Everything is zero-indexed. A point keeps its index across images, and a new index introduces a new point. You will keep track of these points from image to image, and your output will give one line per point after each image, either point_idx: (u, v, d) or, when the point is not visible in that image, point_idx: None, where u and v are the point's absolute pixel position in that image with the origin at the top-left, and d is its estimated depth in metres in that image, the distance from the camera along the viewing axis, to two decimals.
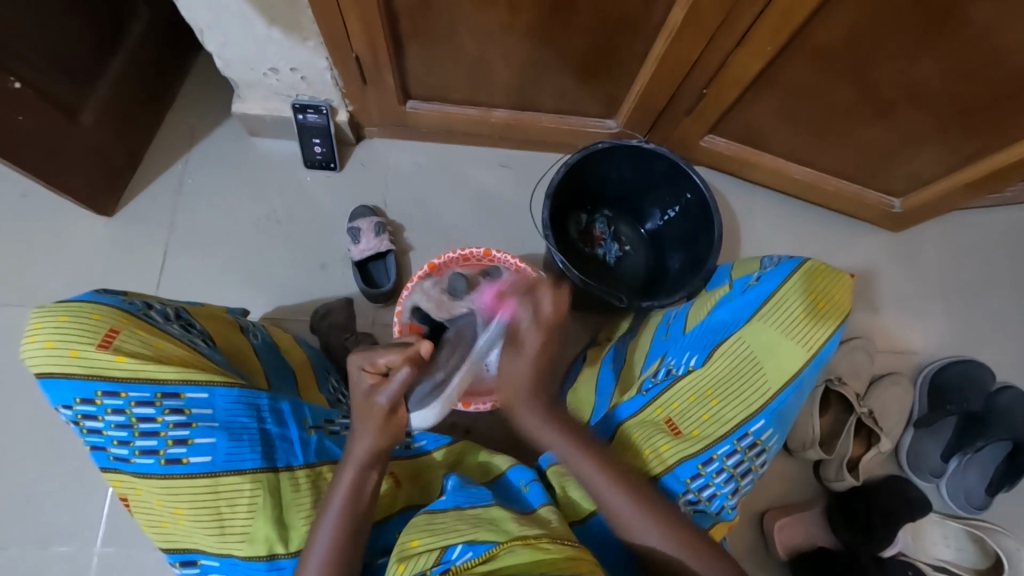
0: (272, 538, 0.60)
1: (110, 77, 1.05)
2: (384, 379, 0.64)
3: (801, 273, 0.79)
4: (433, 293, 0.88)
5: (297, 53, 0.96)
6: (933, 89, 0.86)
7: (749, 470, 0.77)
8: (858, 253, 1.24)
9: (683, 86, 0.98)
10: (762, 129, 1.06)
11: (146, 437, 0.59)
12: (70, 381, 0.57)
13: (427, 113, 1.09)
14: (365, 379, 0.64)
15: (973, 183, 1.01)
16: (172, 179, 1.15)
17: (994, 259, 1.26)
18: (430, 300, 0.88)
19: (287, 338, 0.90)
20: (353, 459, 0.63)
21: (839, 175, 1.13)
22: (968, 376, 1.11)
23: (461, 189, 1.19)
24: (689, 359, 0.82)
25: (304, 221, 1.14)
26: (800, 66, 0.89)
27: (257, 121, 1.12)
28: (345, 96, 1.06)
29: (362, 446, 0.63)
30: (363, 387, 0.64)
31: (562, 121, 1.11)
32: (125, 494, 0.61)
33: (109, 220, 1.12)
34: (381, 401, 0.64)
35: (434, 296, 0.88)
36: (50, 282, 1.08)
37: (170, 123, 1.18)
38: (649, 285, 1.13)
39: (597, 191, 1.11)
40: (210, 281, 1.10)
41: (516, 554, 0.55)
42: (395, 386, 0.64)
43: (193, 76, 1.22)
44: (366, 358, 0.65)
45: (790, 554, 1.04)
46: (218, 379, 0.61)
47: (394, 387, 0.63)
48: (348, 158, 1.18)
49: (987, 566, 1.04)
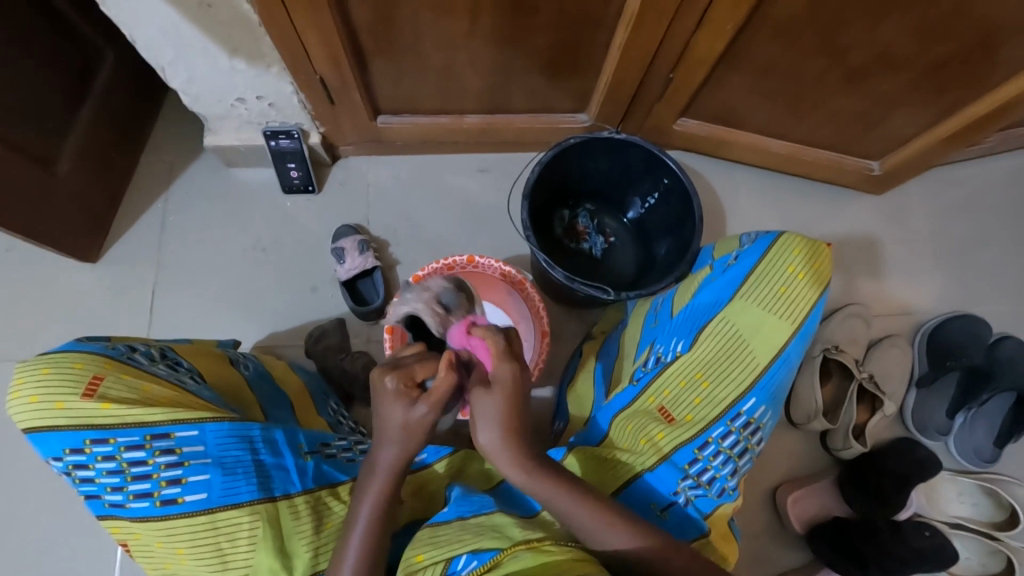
0: (276, 568, 0.61)
1: (81, 124, 1.05)
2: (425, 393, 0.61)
3: (778, 247, 0.79)
4: (433, 305, 0.81)
5: (263, 80, 0.96)
6: (899, 48, 0.86)
7: (746, 449, 0.76)
8: (845, 219, 1.23)
9: (650, 72, 0.98)
10: (735, 106, 1.05)
11: (139, 480, 0.59)
12: (58, 433, 0.57)
13: (399, 126, 1.09)
14: (402, 398, 0.62)
15: (950, 137, 1.01)
16: (154, 218, 1.16)
17: (982, 210, 1.25)
18: (429, 314, 0.80)
19: (279, 365, 0.90)
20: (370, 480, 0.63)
21: (817, 145, 1.13)
22: (966, 332, 1.10)
23: (441, 198, 1.19)
24: (677, 345, 0.81)
25: (288, 246, 1.15)
26: (763, 39, 0.89)
27: (232, 152, 1.13)
28: (315, 118, 1.07)
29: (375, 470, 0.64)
30: (401, 408, 0.61)
31: (534, 120, 1.11)
32: (125, 540, 0.61)
33: (95, 265, 1.13)
34: (422, 412, 0.62)
35: (434, 310, 0.80)
36: (43, 334, 1.09)
37: (146, 163, 1.19)
38: (638, 273, 1.13)
39: (576, 185, 1.11)
40: (201, 315, 1.11)
41: (520, 559, 0.55)
42: (438, 396, 0.61)
43: (165, 115, 1.22)
44: (400, 376, 0.62)
45: (805, 527, 1.04)
46: (208, 415, 0.61)
47: (436, 397, 0.61)
48: (327, 179, 1.19)
49: (1003, 518, 1.03)
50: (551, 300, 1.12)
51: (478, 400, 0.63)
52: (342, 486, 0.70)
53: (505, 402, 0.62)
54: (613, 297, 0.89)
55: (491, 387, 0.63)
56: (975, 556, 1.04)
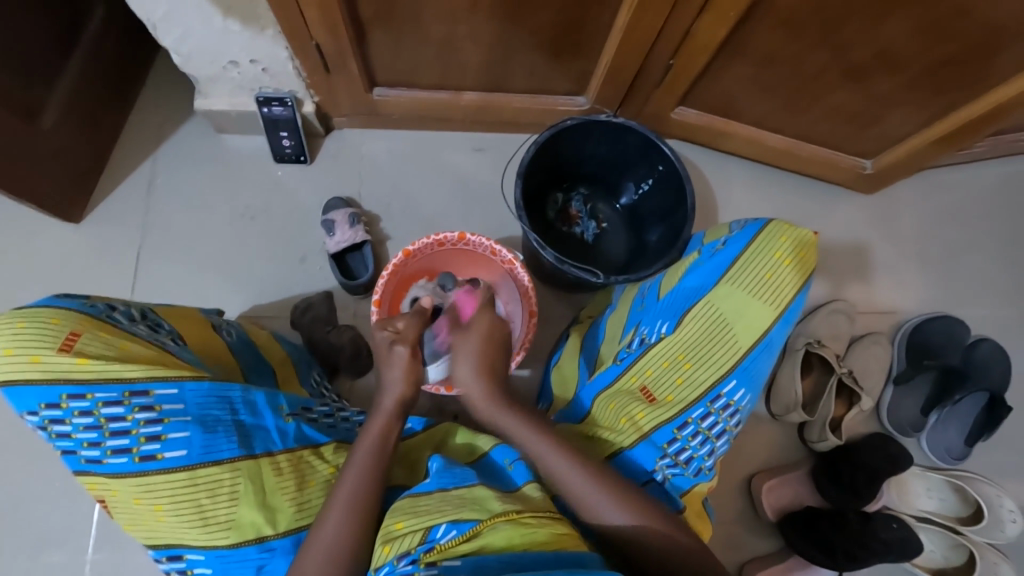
0: (259, 521, 0.61)
1: (67, 80, 1.02)
2: (402, 332, 0.73)
3: (765, 235, 0.79)
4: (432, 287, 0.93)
5: (257, 44, 0.94)
6: (900, 46, 0.86)
7: (723, 431, 0.78)
8: (833, 218, 1.25)
9: (650, 58, 0.97)
10: (733, 96, 1.05)
11: (117, 436, 0.59)
12: (34, 387, 0.57)
13: (395, 99, 1.08)
14: (386, 340, 0.73)
15: (942, 139, 1.02)
16: (140, 180, 1.13)
17: (966, 216, 1.27)
18: (426, 291, 0.92)
19: (265, 335, 0.90)
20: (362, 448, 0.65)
21: (811, 140, 1.13)
22: (943, 333, 1.13)
23: (435, 176, 1.18)
24: (661, 327, 0.83)
25: (278, 216, 1.13)
26: (763, 30, 0.89)
27: (222, 117, 1.11)
28: (310, 86, 1.05)
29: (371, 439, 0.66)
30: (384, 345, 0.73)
31: (533, 100, 1.10)
32: (102, 496, 0.61)
33: (77, 225, 1.10)
34: (399, 350, 0.71)
35: (431, 287, 0.93)
36: (21, 294, 1.06)
37: (133, 124, 1.17)
38: (628, 260, 1.13)
39: (571, 169, 1.11)
40: (185, 282, 1.09)
41: (499, 531, 0.56)
42: (411, 338, 0.73)
43: (155, 75, 1.20)
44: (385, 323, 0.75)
45: (778, 515, 1.06)
46: (187, 374, 0.61)
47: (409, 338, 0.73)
48: (319, 150, 1.17)
49: (969, 513, 1.07)
50: (541, 283, 1.13)
51: (459, 344, 0.78)
52: (325, 446, 0.70)
53: (480, 342, 0.77)
54: (602, 280, 0.90)
55: (469, 329, 0.78)
56: (939, 549, 1.07)
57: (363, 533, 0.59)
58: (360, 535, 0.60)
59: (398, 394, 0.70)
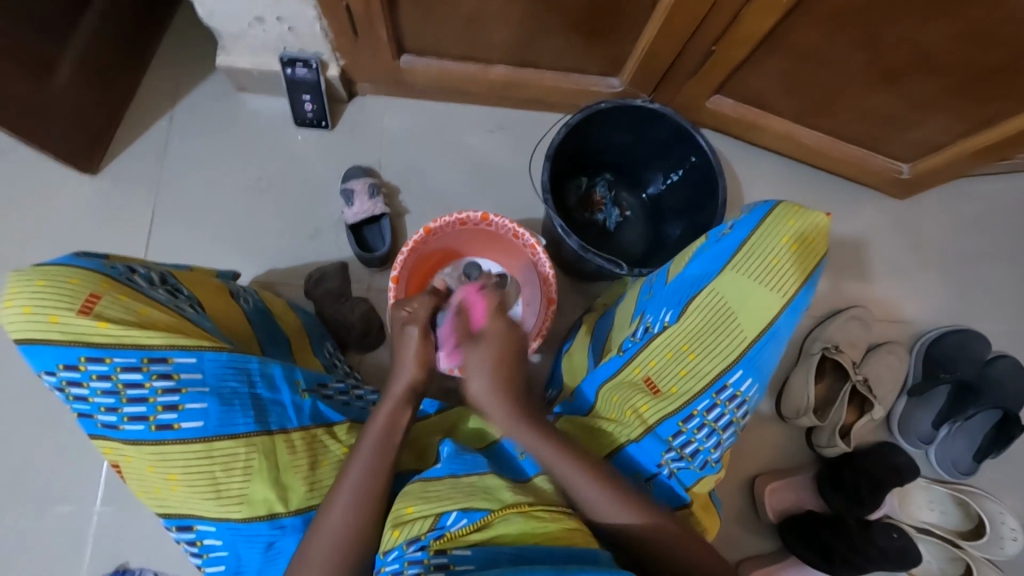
0: (271, 499, 0.61)
1: (84, 27, 0.99)
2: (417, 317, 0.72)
3: (773, 218, 0.75)
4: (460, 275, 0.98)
5: (283, 3, 0.90)
6: (956, 52, 0.82)
7: (730, 422, 0.76)
8: (861, 221, 1.21)
9: (691, 44, 0.93)
10: (773, 90, 1.01)
11: (135, 403, 0.58)
12: (53, 348, 0.56)
13: (421, 69, 1.04)
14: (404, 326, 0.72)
15: (986, 149, 0.98)
16: (157, 136, 1.11)
17: (999, 228, 1.24)
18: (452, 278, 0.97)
19: (279, 302, 0.89)
20: (374, 433, 0.64)
21: (848, 140, 1.10)
22: (964, 347, 1.11)
23: (458, 151, 1.15)
24: (665, 315, 0.80)
25: (295, 182, 1.11)
26: (814, 24, 0.84)
27: (243, 76, 1.07)
28: (335, 50, 1.01)
29: (383, 422, 0.66)
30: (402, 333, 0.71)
31: (563, 79, 1.06)
32: (117, 461, 0.61)
33: (93, 178, 1.09)
34: (412, 334, 0.71)
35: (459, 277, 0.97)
36: (35, 243, 1.06)
37: (152, 76, 1.14)
38: (648, 251, 1.11)
39: (598, 153, 1.07)
40: (199, 243, 1.08)
41: (510, 523, 0.56)
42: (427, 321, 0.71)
43: (175, 26, 1.16)
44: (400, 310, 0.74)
45: (778, 517, 1.06)
46: (206, 344, 0.60)
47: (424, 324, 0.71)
48: (340, 117, 1.14)
49: (969, 528, 1.07)
50: (559, 269, 1.11)
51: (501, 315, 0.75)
52: (339, 425, 0.70)
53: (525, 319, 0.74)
54: (626, 271, 0.90)
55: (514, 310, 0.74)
56: (937, 561, 1.07)
57: (372, 517, 0.59)
58: (368, 520, 0.59)
59: (411, 378, 0.69)
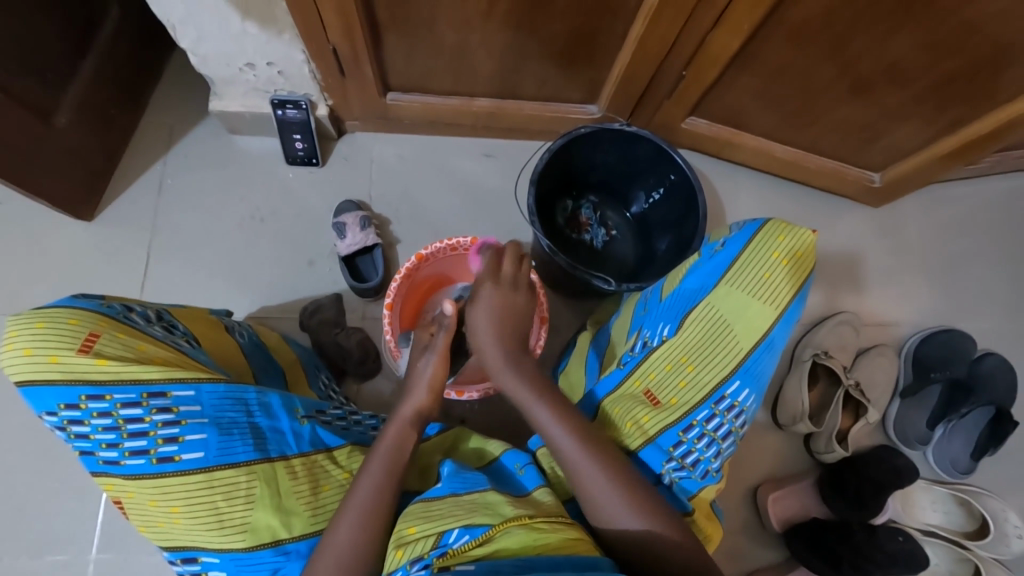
0: (274, 525, 0.61)
1: (82, 79, 1.03)
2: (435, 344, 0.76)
3: (764, 234, 0.77)
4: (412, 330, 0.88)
5: (273, 47, 0.95)
6: (913, 62, 0.87)
7: (730, 432, 0.78)
8: (840, 229, 1.25)
9: (663, 68, 0.98)
10: (745, 107, 1.06)
11: (135, 437, 0.59)
12: (53, 387, 0.57)
13: (408, 104, 1.09)
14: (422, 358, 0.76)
15: (951, 153, 1.03)
16: (151, 180, 1.14)
17: (974, 229, 1.28)
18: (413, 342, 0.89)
19: (274, 337, 0.90)
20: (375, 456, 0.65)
21: (820, 152, 1.14)
22: (950, 347, 1.14)
23: (446, 181, 1.19)
24: (663, 329, 0.82)
25: (288, 218, 1.14)
26: (776, 45, 0.90)
27: (236, 119, 1.11)
28: (323, 90, 1.05)
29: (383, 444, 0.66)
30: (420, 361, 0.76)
31: (544, 107, 1.11)
32: (118, 497, 0.61)
33: (88, 224, 1.11)
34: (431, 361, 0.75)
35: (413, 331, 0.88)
36: (31, 290, 1.07)
37: (147, 124, 1.17)
38: (637, 267, 1.14)
39: (582, 175, 1.11)
40: (194, 282, 1.09)
41: (512, 535, 0.56)
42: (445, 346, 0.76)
43: (168, 76, 1.21)
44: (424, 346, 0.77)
45: (783, 526, 1.06)
46: (203, 376, 0.61)
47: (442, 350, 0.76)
48: (331, 153, 1.18)
49: (974, 528, 1.07)
50: (550, 289, 1.13)
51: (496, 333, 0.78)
52: (338, 450, 0.70)
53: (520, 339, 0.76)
54: (613, 287, 0.92)
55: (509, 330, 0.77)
56: (945, 563, 1.06)
57: (375, 540, 0.59)
58: (372, 543, 0.59)
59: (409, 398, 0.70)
